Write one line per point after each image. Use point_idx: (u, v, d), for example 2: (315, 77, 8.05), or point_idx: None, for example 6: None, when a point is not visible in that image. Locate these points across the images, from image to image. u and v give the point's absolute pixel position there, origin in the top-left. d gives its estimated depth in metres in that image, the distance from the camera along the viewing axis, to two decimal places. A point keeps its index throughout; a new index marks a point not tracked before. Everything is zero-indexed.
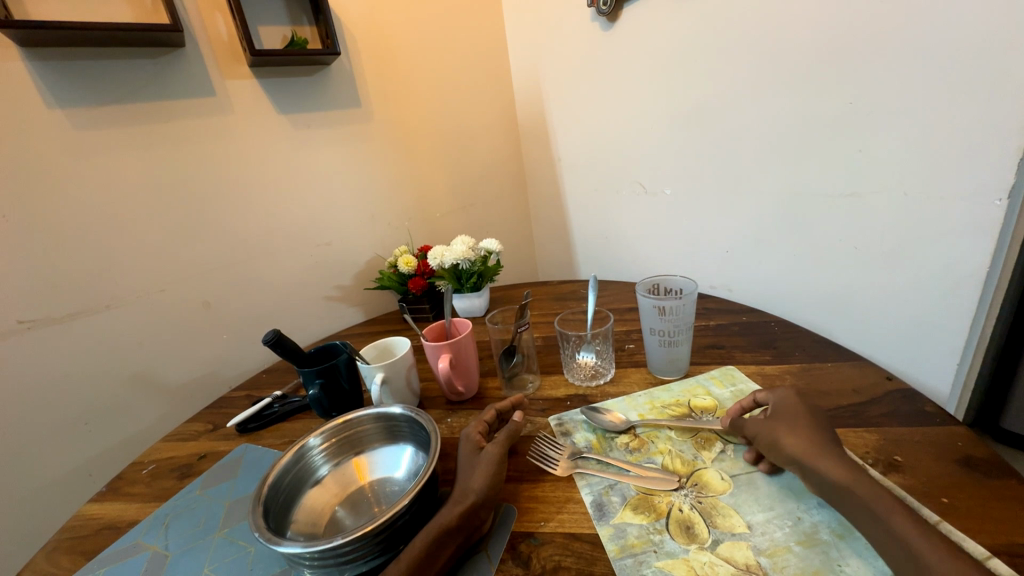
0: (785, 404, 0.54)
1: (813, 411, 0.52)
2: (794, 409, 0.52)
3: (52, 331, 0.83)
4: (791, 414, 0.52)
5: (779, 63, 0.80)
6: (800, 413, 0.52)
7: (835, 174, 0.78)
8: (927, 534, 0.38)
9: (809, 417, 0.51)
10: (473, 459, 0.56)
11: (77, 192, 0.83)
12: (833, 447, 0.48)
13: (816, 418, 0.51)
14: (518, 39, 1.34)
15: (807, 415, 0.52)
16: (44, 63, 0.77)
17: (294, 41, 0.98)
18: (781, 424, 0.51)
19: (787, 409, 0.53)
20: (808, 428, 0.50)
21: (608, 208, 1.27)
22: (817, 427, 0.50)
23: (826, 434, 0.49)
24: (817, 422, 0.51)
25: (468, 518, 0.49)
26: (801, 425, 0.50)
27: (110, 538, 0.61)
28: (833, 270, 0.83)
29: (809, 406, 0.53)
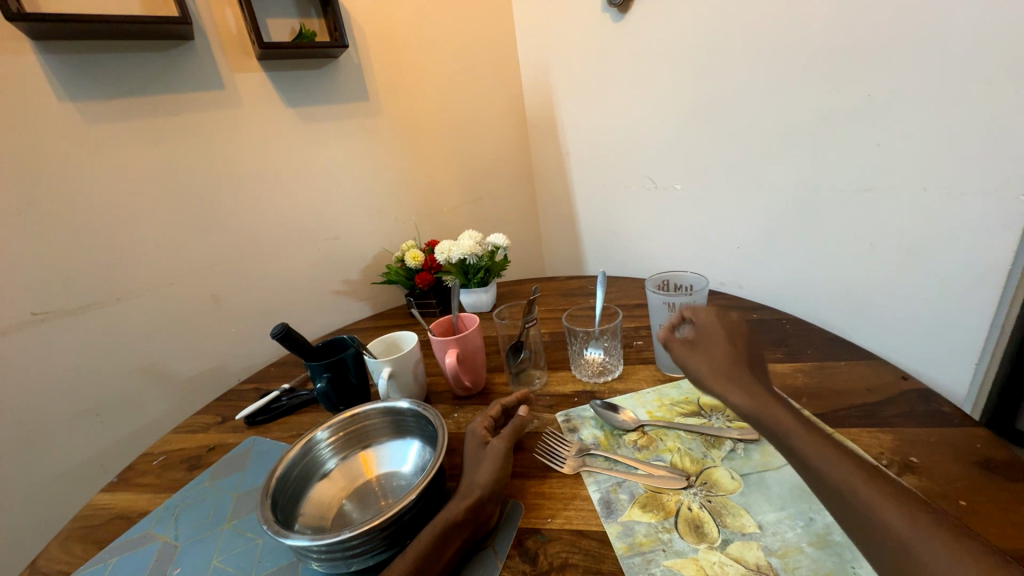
0: (709, 326, 0.51)
1: (736, 332, 0.50)
2: (716, 333, 0.50)
3: (66, 322, 0.84)
4: (712, 339, 0.50)
5: (797, 54, 0.78)
6: (721, 338, 0.49)
7: (852, 169, 0.76)
8: (826, 448, 0.39)
9: (730, 340, 0.49)
10: (478, 454, 0.55)
11: (89, 185, 0.84)
12: (747, 371, 0.46)
13: (738, 339, 0.50)
14: (527, 31, 1.32)
15: (728, 337, 0.50)
16: (55, 56, 0.78)
17: (302, 34, 0.98)
18: (698, 354, 0.49)
19: (710, 333, 0.50)
20: (727, 352, 0.48)
21: (617, 203, 1.26)
22: (737, 351, 0.48)
23: (742, 357, 0.48)
24: (738, 345, 0.49)
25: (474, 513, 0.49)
26: (721, 350, 0.48)
27: (122, 527, 0.62)
28: (849, 267, 0.81)
29: (728, 328, 0.50)
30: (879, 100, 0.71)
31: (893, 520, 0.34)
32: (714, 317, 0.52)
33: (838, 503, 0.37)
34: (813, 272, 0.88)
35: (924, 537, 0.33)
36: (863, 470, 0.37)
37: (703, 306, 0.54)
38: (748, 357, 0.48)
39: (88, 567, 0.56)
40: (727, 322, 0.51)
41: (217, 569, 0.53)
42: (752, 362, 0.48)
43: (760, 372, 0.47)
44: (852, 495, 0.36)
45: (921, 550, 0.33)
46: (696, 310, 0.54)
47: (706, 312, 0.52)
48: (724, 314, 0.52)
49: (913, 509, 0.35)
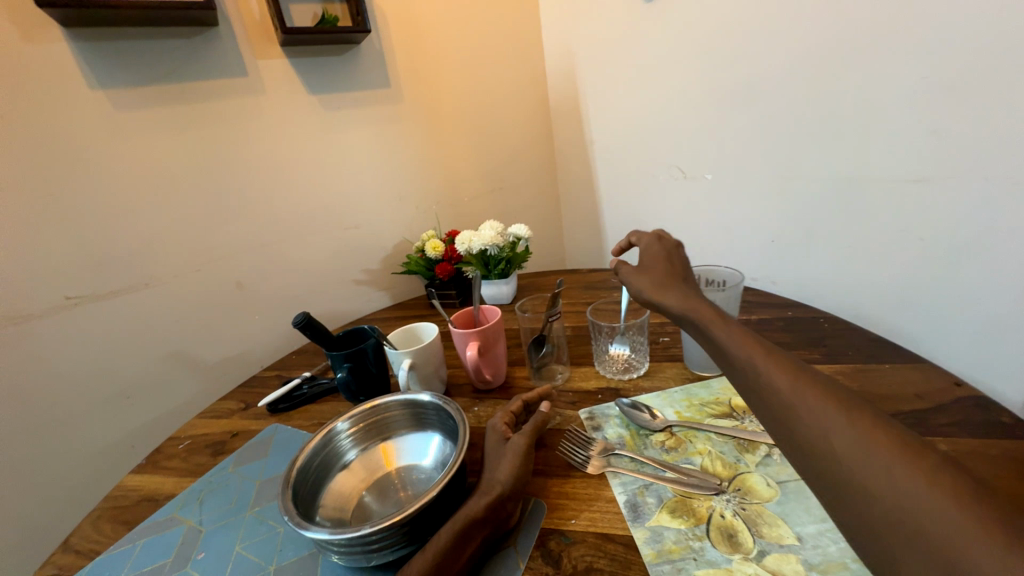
0: (649, 247, 0.62)
1: (673, 251, 0.61)
2: (654, 251, 0.61)
3: (97, 307, 0.86)
4: (651, 256, 0.60)
5: (845, 35, 0.73)
6: (659, 255, 0.60)
7: (903, 158, 0.71)
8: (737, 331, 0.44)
9: (665, 257, 0.59)
10: (499, 450, 0.54)
11: (118, 172, 0.85)
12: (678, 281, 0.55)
13: (673, 257, 0.60)
14: (552, 14, 1.28)
15: (664, 255, 0.60)
16: (84, 43, 0.78)
17: (324, 19, 0.96)
18: (643, 270, 0.59)
19: (649, 252, 0.61)
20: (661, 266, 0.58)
21: (642, 194, 1.21)
22: (669, 265, 0.58)
23: (678, 271, 0.57)
24: (671, 262, 0.59)
25: (495, 511, 0.47)
26: (658, 266, 0.58)
27: (149, 509, 0.63)
28: (895, 264, 0.76)
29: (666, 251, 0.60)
30: (937, 84, 0.65)
31: (781, 385, 0.37)
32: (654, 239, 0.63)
33: (744, 382, 0.41)
34: (852, 270, 0.83)
35: (805, 399, 0.36)
36: (768, 351, 0.41)
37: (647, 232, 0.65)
38: (680, 271, 0.58)
39: (117, 547, 0.57)
40: (664, 243, 0.62)
41: (240, 555, 0.53)
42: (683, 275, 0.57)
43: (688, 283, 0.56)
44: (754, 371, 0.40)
45: (802, 411, 0.35)
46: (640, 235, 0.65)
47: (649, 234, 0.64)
48: (663, 241, 0.62)
49: (803, 377, 0.37)
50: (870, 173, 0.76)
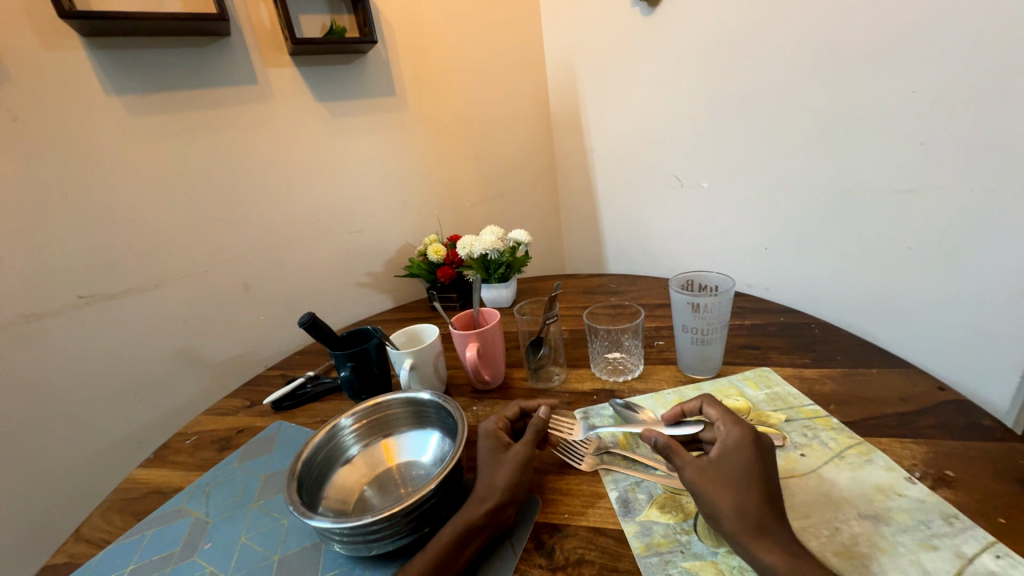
0: (727, 450, 0.47)
1: (768, 466, 0.46)
2: (747, 466, 0.45)
3: (107, 306, 0.89)
4: (737, 471, 0.45)
5: (835, 52, 0.76)
6: (749, 472, 0.45)
7: (890, 168, 0.74)
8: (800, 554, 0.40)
9: (759, 477, 0.45)
10: (494, 454, 0.55)
11: (130, 177, 0.88)
12: (775, 524, 0.42)
13: (768, 473, 0.45)
14: (554, 25, 1.31)
15: (758, 468, 0.45)
16: (101, 52, 0.81)
17: (332, 30, 0.99)
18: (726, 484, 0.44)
19: (735, 461, 0.46)
20: (748, 494, 0.43)
21: (640, 202, 1.24)
22: (763, 488, 0.44)
23: (770, 491, 0.44)
24: (766, 476, 0.45)
25: (495, 511, 0.49)
26: (748, 488, 0.44)
27: (157, 501, 0.65)
28: (883, 273, 0.79)
29: (755, 456, 0.46)
30: (925, 99, 0.68)
31: None
32: (744, 438, 0.47)
33: None
34: (844, 278, 0.85)
35: None
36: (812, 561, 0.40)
37: (738, 421, 0.49)
38: (771, 497, 0.44)
39: (127, 537, 0.59)
40: (756, 445, 0.47)
41: (245, 545, 0.55)
42: (775, 497, 0.44)
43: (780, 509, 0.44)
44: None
45: None
46: (724, 422, 0.50)
47: (741, 433, 0.48)
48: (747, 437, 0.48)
49: None
50: (861, 183, 0.78)
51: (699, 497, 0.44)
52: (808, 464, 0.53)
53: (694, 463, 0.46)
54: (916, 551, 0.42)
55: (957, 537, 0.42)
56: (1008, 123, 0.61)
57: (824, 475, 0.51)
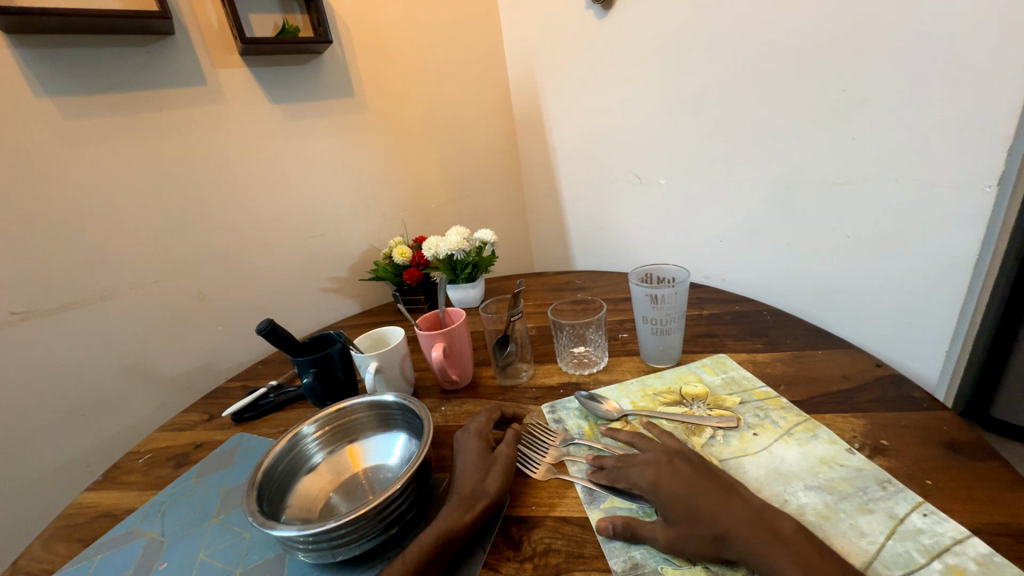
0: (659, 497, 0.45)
1: (686, 472, 0.47)
2: (676, 488, 0.45)
3: (46, 322, 0.83)
4: (678, 499, 0.44)
5: (774, 55, 0.81)
6: (682, 491, 0.45)
7: (830, 161, 0.79)
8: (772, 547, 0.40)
9: (693, 486, 0.45)
10: (485, 459, 0.55)
11: (67, 183, 0.83)
12: (741, 521, 0.42)
13: (693, 477, 0.46)
14: (512, 25, 1.32)
15: (685, 481, 0.46)
16: (31, 51, 0.76)
17: (285, 29, 0.97)
18: (692, 524, 0.43)
19: (667, 494, 0.45)
20: (709, 514, 0.43)
21: (603, 199, 1.26)
22: (705, 491, 0.44)
23: (722, 497, 0.44)
24: (697, 482, 0.45)
25: (475, 515, 0.48)
26: (698, 503, 0.44)
27: (108, 524, 0.61)
28: (826, 261, 0.85)
29: (679, 480, 0.46)
30: (854, 96, 0.73)
31: None
32: (653, 477, 0.47)
33: None
34: (793, 267, 0.90)
35: None
36: (784, 535, 0.41)
37: (636, 467, 0.50)
38: (728, 501, 0.43)
39: (74, 564, 0.56)
40: (664, 469, 0.47)
41: (204, 562, 0.53)
42: (723, 487, 0.45)
43: (736, 492, 0.45)
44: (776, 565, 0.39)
45: None
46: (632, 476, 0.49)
47: (645, 476, 0.48)
48: (662, 472, 0.47)
49: None
50: (803, 177, 0.83)
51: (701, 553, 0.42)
52: (760, 442, 0.56)
53: (658, 524, 0.45)
54: (854, 516, 0.45)
55: (890, 500, 0.46)
56: (925, 119, 0.67)
57: (775, 452, 0.54)
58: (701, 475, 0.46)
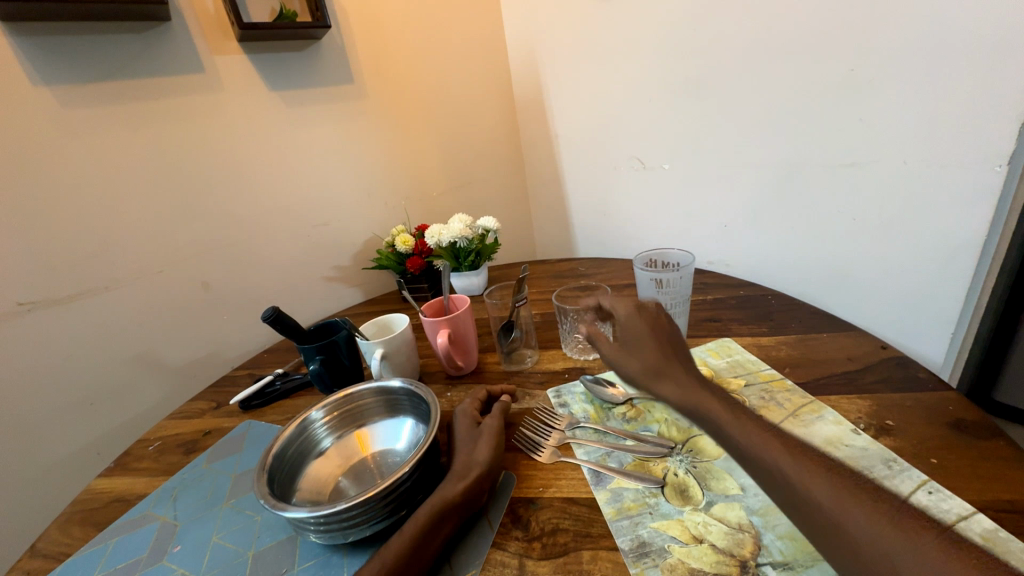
0: (624, 324, 0.57)
1: (657, 322, 0.57)
2: (641, 326, 0.56)
3: (52, 312, 0.83)
4: (636, 334, 0.56)
5: (779, 37, 0.79)
6: (643, 330, 0.56)
7: (836, 143, 0.78)
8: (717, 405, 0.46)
9: (653, 332, 0.55)
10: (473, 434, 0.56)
11: (68, 172, 0.82)
12: (676, 367, 0.52)
13: (659, 328, 0.56)
14: (513, 9, 1.29)
15: (652, 326, 0.56)
16: (27, 39, 0.75)
17: (283, 14, 0.96)
18: (635, 348, 0.55)
19: (632, 326, 0.56)
20: (648, 349, 0.54)
21: (605, 186, 1.25)
22: (659, 338, 0.55)
23: (665, 343, 0.54)
24: (658, 330, 0.56)
25: (468, 484, 0.49)
26: (648, 346, 0.54)
27: (121, 509, 0.62)
28: (831, 244, 0.84)
29: (649, 324, 0.56)
30: (863, 76, 0.72)
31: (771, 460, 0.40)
32: (631, 310, 0.57)
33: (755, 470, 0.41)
34: (798, 251, 0.90)
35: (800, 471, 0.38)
36: (764, 425, 0.43)
37: (623, 302, 0.59)
38: (671, 351, 0.54)
39: (89, 547, 0.57)
40: (643, 312, 0.57)
41: (217, 544, 0.54)
42: (674, 349, 0.54)
43: (684, 356, 0.54)
44: (748, 442, 0.42)
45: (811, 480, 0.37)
46: (615, 304, 0.60)
47: (625, 308, 0.58)
48: (640, 313, 0.57)
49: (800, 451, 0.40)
50: (810, 159, 0.82)
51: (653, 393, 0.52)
52: None
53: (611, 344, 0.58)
54: None
55: (895, 478, 0.46)
56: (936, 98, 0.66)
57: None
58: (665, 330, 0.56)
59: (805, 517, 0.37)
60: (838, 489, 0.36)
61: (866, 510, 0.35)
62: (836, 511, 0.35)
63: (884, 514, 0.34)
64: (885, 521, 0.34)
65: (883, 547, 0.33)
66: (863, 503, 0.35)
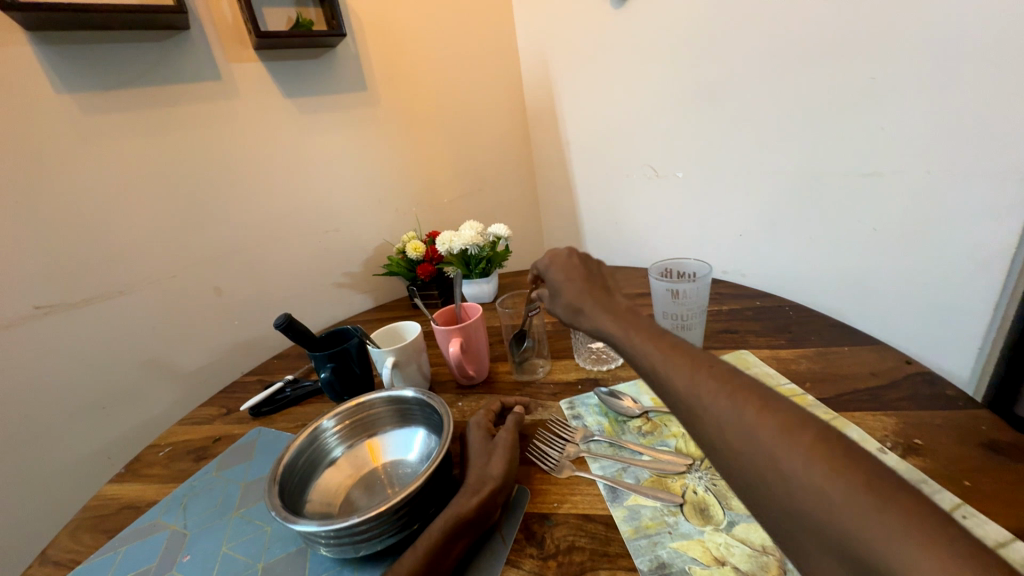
0: (549, 273, 0.62)
1: (575, 266, 0.61)
2: (561, 271, 0.61)
3: (67, 316, 0.84)
4: (559, 277, 0.60)
5: (797, 45, 0.79)
6: (562, 273, 0.60)
7: (857, 153, 0.76)
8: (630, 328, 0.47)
9: (570, 275, 0.60)
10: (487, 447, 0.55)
11: (86, 178, 0.83)
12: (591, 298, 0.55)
13: (576, 272, 0.60)
14: (526, 17, 1.29)
15: (571, 270, 0.61)
16: (50, 47, 0.77)
17: (299, 23, 0.97)
18: (559, 290, 0.60)
19: (555, 273, 0.61)
20: (571, 287, 0.58)
21: (618, 194, 1.24)
22: (577, 278, 0.59)
23: (584, 280, 0.59)
24: (576, 273, 0.60)
25: (482, 498, 0.48)
26: (566, 285, 0.59)
27: (131, 516, 0.62)
28: (851, 255, 0.83)
29: (567, 268, 0.61)
30: (884, 85, 0.71)
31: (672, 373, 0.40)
32: (551, 262, 0.63)
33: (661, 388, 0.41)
34: (816, 261, 0.88)
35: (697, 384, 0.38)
36: (721, 375, 0.37)
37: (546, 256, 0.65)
38: (589, 286, 0.58)
39: (99, 556, 0.56)
40: (562, 260, 0.62)
41: (226, 555, 0.53)
42: (593, 286, 0.58)
43: (601, 290, 0.57)
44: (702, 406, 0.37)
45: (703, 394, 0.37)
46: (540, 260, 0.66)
47: (545, 260, 0.64)
48: (560, 261, 0.62)
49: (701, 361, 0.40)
50: (830, 168, 0.81)
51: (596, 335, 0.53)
52: None
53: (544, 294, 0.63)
54: None
55: None
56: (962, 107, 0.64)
57: None
58: (583, 271, 0.61)
59: (762, 487, 0.32)
60: (734, 401, 0.35)
61: (831, 479, 0.29)
62: (798, 483, 0.30)
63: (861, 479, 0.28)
64: (861, 487, 0.28)
65: (770, 457, 0.32)
66: (841, 470, 0.29)
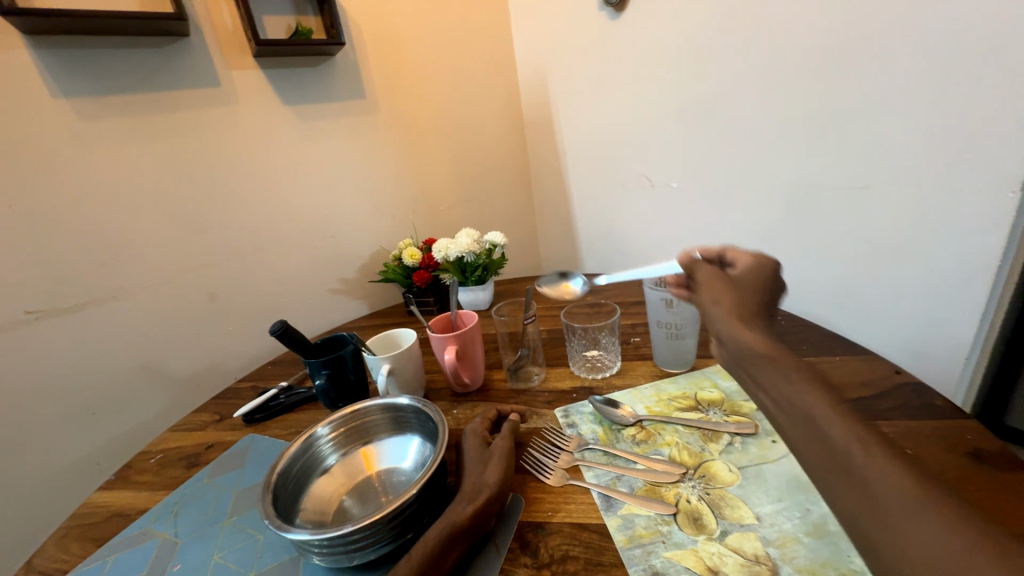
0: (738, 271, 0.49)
1: (763, 287, 0.48)
2: (751, 278, 0.48)
3: (58, 321, 0.83)
4: (744, 284, 0.47)
5: (788, 61, 0.81)
6: (751, 281, 0.48)
7: (847, 166, 0.78)
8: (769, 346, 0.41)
9: (756, 290, 0.47)
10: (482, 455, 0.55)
11: (81, 182, 0.83)
12: (764, 327, 0.44)
13: (763, 293, 0.47)
14: (523, 28, 1.31)
15: (756, 287, 0.47)
16: (47, 51, 0.77)
17: (299, 31, 0.98)
18: (723, 294, 0.47)
19: (743, 277, 0.48)
20: (747, 299, 0.46)
21: (613, 203, 1.26)
22: (757, 296, 0.47)
23: (758, 307, 0.46)
24: (761, 294, 0.47)
25: (477, 507, 0.48)
26: (745, 297, 0.46)
27: (120, 524, 0.61)
28: (841, 266, 0.84)
29: (761, 283, 0.47)
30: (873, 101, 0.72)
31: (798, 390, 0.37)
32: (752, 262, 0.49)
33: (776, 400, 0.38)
34: (808, 272, 0.90)
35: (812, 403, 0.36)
36: (837, 398, 0.36)
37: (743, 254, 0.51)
38: (763, 313, 0.45)
39: (87, 564, 0.56)
40: (759, 267, 0.48)
41: (218, 564, 0.53)
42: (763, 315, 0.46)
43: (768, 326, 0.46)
44: (819, 429, 0.35)
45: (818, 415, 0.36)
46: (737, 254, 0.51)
47: (748, 258, 0.50)
48: (756, 268, 0.48)
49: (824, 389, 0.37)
50: (821, 180, 0.82)
51: (732, 354, 0.43)
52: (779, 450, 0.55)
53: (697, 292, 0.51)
54: None
55: None
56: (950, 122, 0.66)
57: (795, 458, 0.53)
58: (769, 297, 0.47)
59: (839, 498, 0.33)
60: (848, 428, 0.34)
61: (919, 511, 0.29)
62: (884, 498, 0.31)
63: (932, 506, 0.29)
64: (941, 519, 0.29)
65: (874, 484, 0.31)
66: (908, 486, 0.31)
